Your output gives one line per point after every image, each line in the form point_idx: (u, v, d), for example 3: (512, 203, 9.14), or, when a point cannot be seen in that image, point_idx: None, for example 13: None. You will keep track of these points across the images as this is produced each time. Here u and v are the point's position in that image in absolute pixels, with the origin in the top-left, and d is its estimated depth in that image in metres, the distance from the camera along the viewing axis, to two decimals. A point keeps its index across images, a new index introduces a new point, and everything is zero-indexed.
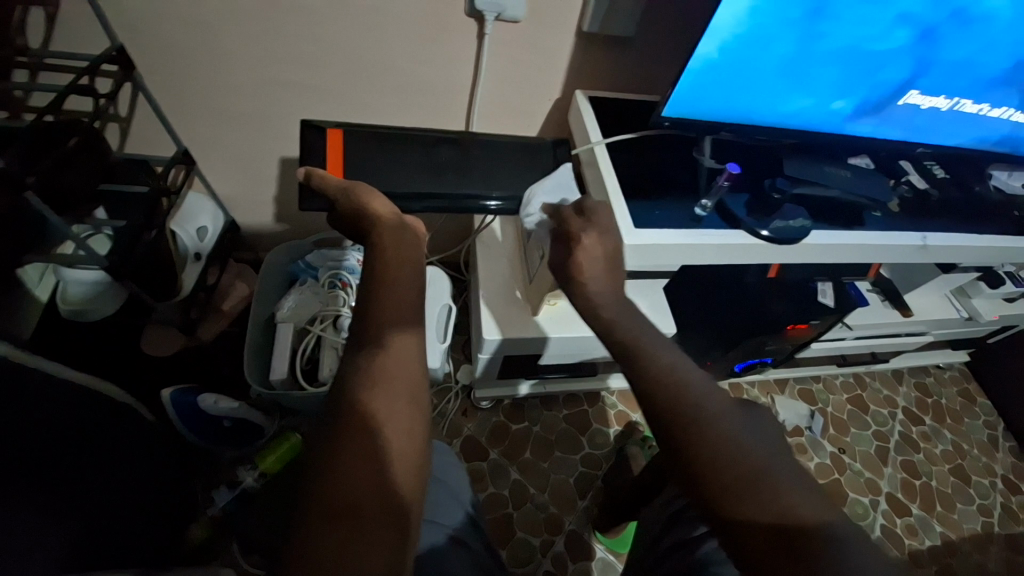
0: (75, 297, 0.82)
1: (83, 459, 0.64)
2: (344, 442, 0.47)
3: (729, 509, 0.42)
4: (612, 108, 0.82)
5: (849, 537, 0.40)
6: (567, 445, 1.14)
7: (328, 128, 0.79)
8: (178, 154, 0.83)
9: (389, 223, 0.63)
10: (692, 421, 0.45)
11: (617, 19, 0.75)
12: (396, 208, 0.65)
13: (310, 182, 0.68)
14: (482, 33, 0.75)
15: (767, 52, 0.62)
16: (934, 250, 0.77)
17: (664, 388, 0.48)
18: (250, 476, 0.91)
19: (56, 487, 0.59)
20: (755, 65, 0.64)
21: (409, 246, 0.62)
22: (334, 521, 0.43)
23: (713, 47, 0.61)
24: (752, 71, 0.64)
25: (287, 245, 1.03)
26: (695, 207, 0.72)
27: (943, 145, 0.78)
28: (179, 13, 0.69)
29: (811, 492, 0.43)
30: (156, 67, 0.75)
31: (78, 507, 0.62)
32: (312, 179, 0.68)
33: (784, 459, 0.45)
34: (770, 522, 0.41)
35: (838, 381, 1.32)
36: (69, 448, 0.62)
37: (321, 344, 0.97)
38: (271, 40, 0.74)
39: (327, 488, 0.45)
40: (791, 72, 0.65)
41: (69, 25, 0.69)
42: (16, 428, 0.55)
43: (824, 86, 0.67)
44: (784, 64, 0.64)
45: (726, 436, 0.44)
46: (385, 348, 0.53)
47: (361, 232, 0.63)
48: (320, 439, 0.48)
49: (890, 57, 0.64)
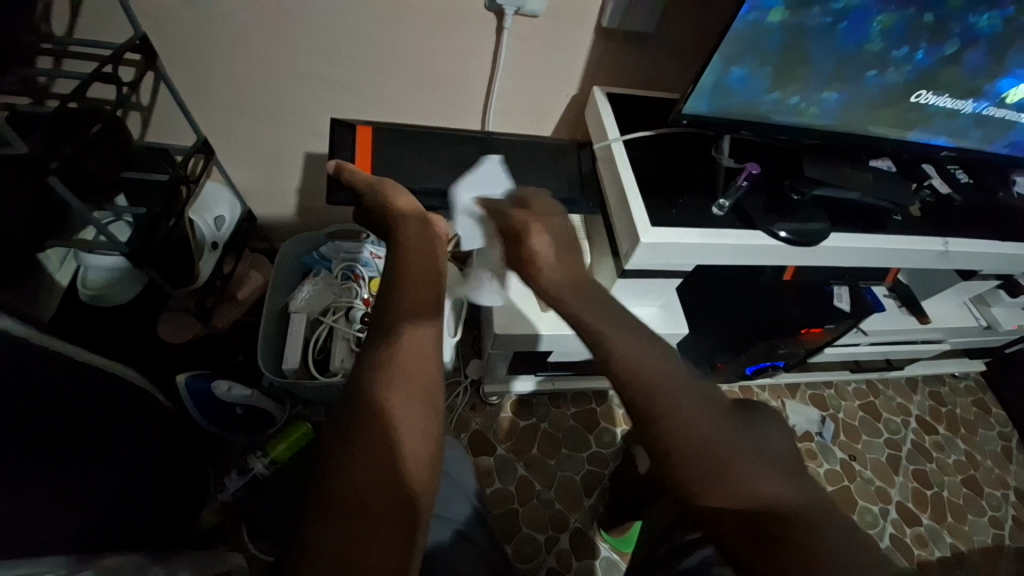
0: (94, 283, 0.83)
1: (99, 439, 0.65)
2: (357, 436, 0.47)
3: (701, 497, 0.41)
4: (630, 106, 0.81)
5: (823, 520, 0.40)
6: (574, 443, 1.14)
7: (359, 125, 0.80)
8: (197, 144, 0.83)
9: (414, 218, 0.63)
10: (661, 408, 0.45)
11: (637, 16, 0.74)
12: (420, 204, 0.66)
13: (339, 175, 0.70)
14: (500, 27, 0.75)
15: (796, 44, 0.61)
16: (955, 256, 0.75)
17: (639, 372, 0.47)
18: (261, 463, 0.91)
19: (73, 465, 0.61)
20: (783, 58, 0.62)
21: (430, 240, 0.62)
22: (352, 516, 0.44)
23: (742, 39, 0.60)
24: (780, 64, 0.63)
25: (302, 236, 1.04)
26: (713, 206, 0.72)
27: (970, 148, 0.76)
28: (201, 4, 0.70)
29: (784, 478, 0.42)
30: (178, 58, 0.76)
31: (92, 488, 0.63)
32: (341, 171, 0.69)
33: (766, 443, 0.44)
34: (738, 513, 0.40)
35: (850, 387, 1.30)
36: (86, 428, 0.63)
37: (333, 335, 0.98)
38: (291, 32, 0.74)
39: (340, 482, 0.45)
40: (820, 67, 0.64)
41: (95, 15, 0.70)
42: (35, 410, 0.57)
43: (853, 83, 0.66)
44: (812, 58, 0.63)
45: (696, 421, 0.44)
46: (400, 342, 0.53)
47: (385, 227, 0.64)
48: (333, 431, 0.48)
49: (920, 54, 0.63)
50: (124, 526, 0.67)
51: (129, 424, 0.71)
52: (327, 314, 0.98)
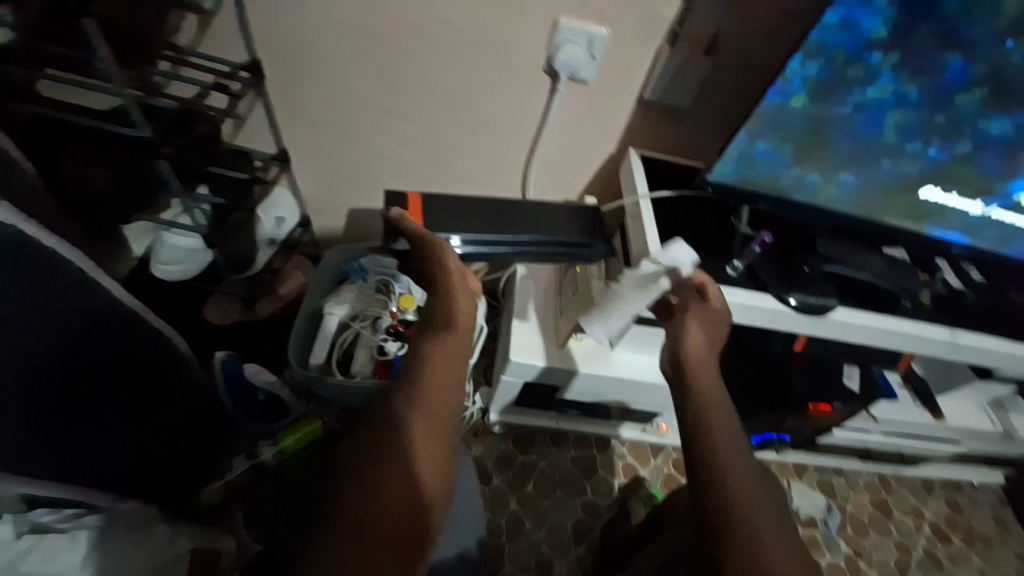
0: (166, 257, 0.94)
1: (133, 388, 0.73)
2: (382, 464, 0.57)
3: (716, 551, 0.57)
4: (661, 169, 0.89)
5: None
6: (570, 487, 1.14)
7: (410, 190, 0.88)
8: (278, 153, 0.94)
9: (453, 278, 0.71)
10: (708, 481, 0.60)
11: (677, 92, 0.83)
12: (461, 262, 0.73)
13: (400, 223, 0.76)
14: (555, 88, 0.85)
15: (817, 128, 0.68)
16: (962, 348, 0.78)
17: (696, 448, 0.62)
18: (268, 451, 0.98)
19: (99, 411, 0.67)
20: (804, 138, 0.69)
21: (467, 299, 0.71)
22: (365, 531, 0.53)
23: (768, 117, 0.67)
24: (801, 144, 0.69)
25: (346, 245, 1.13)
26: (727, 265, 0.77)
27: (984, 249, 0.80)
28: (307, 40, 0.83)
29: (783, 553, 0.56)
30: (276, 79, 0.89)
31: (110, 437, 0.69)
32: (401, 220, 0.75)
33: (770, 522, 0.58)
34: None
35: (861, 479, 1.26)
36: (125, 374, 0.71)
37: (357, 340, 1.05)
38: (374, 70, 0.86)
39: (363, 502, 0.55)
40: (838, 150, 0.70)
41: (217, 35, 0.83)
42: (82, 361, 0.64)
43: (870, 169, 0.71)
44: (832, 142, 0.69)
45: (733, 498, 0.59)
46: (427, 386, 0.63)
47: (429, 278, 0.72)
48: (365, 455, 0.58)
49: (933, 150, 0.69)
50: (133, 471, 0.74)
51: (156, 388, 0.77)
52: (355, 320, 1.05)
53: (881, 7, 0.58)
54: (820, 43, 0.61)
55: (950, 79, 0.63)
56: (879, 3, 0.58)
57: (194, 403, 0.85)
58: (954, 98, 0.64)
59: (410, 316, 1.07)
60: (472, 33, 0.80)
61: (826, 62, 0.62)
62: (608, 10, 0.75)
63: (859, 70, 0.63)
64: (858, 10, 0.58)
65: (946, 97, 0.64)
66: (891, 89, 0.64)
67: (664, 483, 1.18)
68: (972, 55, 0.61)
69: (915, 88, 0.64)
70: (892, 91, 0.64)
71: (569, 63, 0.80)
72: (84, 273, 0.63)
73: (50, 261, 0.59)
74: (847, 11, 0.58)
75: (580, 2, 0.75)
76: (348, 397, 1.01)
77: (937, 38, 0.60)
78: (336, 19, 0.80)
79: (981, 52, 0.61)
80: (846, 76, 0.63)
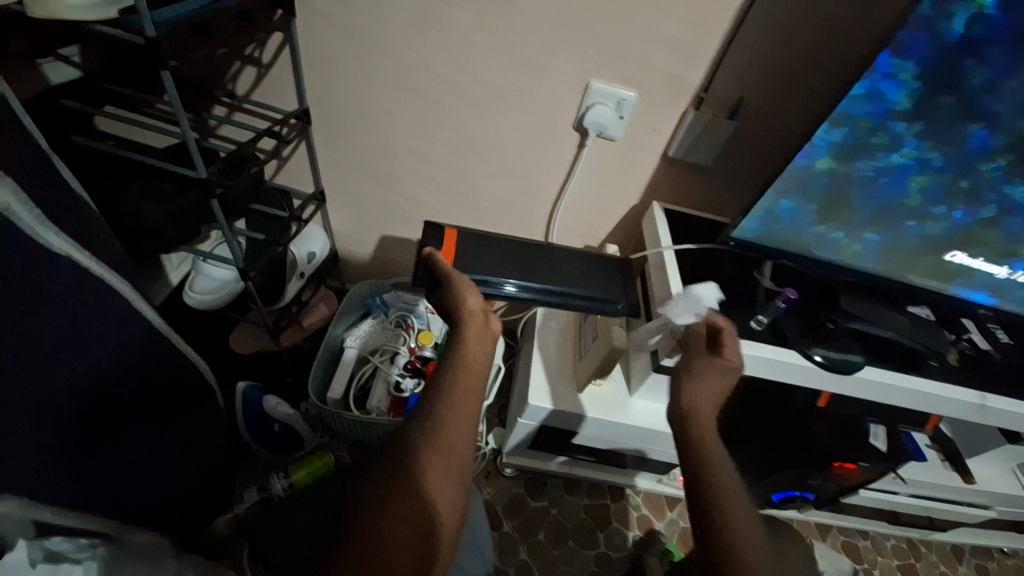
0: (199, 287, 0.97)
1: (161, 421, 0.73)
2: (397, 504, 0.57)
3: None
4: (684, 221, 0.92)
5: None
6: (582, 538, 1.10)
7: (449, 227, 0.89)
8: (316, 193, 1.00)
9: (478, 321, 0.71)
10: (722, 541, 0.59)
11: (700, 150, 0.87)
12: (486, 304, 0.74)
13: (431, 261, 0.78)
14: (583, 143, 0.89)
15: (841, 189, 0.70)
16: (992, 412, 0.77)
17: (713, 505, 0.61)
18: (280, 484, 0.95)
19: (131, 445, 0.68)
20: (828, 198, 0.71)
21: (486, 338, 0.71)
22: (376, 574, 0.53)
23: (792, 178, 0.69)
24: (825, 203, 0.71)
25: (370, 280, 1.16)
26: (751, 319, 0.78)
27: (1009, 310, 0.80)
28: (353, 93, 0.89)
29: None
30: (320, 126, 0.95)
31: (139, 471, 0.70)
32: (433, 259, 0.78)
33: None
34: None
35: (888, 543, 1.20)
36: (154, 406, 0.72)
37: (374, 375, 1.06)
38: (413, 121, 0.92)
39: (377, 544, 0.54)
40: (862, 210, 0.72)
41: (271, 87, 0.90)
42: (123, 393, 0.66)
43: (893, 228, 0.73)
44: (856, 202, 0.71)
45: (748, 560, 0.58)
46: (447, 424, 0.62)
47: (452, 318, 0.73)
48: (380, 493, 0.58)
49: (957, 213, 0.70)
50: (156, 504, 0.74)
51: (182, 419, 0.78)
52: (374, 355, 1.07)
53: (905, 80, 0.59)
54: (844, 113, 0.62)
55: (974, 147, 0.63)
56: (903, 77, 0.59)
57: (214, 434, 0.86)
58: (978, 165, 0.65)
59: (427, 352, 1.08)
60: (507, 91, 0.85)
61: (850, 130, 0.64)
62: (637, 75, 0.80)
63: (883, 137, 0.64)
64: (882, 83, 0.59)
65: (970, 164, 0.65)
66: (915, 155, 0.65)
67: (680, 538, 1.14)
68: (995, 126, 0.61)
69: (938, 155, 0.64)
70: (915, 157, 0.65)
71: (598, 121, 0.85)
72: (122, 298, 0.65)
73: (96, 288, 0.61)
74: (872, 83, 0.60)
75: (610, 68, 0.80)
76: (364, 433, 1.01)
77: (961, 109, 0.60)
78: (382, 75, 0.86)
79: (1006, 123, 0.61)
80: (870, 143, 0.65)
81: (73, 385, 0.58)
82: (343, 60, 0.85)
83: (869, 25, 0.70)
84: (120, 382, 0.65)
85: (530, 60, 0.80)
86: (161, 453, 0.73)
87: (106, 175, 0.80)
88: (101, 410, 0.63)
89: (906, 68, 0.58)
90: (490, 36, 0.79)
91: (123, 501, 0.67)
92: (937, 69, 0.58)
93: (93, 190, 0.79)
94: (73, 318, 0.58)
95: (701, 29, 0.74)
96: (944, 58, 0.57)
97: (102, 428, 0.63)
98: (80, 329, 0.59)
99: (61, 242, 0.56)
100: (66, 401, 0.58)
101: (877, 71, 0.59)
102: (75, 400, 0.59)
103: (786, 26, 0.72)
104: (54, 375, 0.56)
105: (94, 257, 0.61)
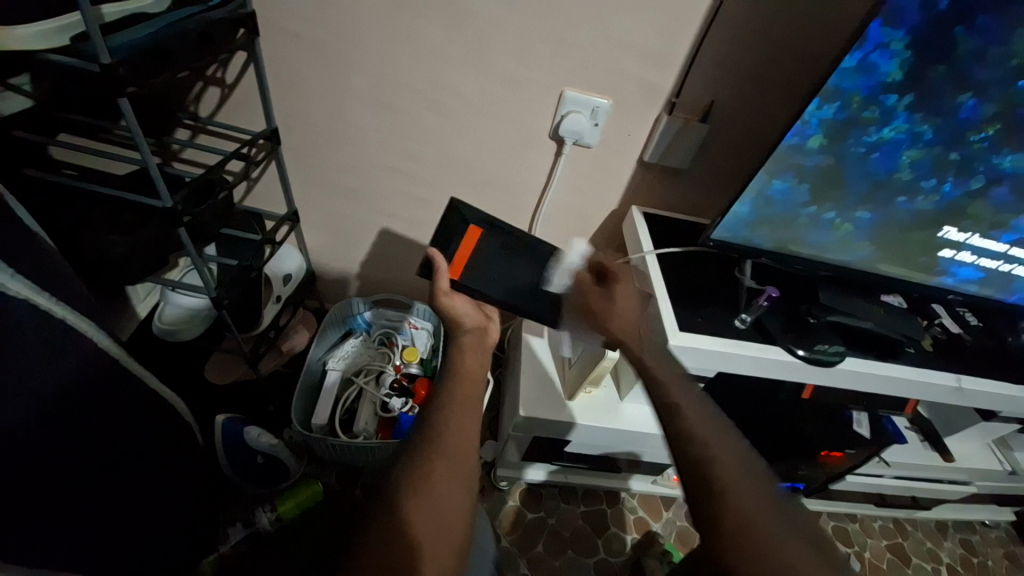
0: (169, 317, 0.94)
1: (128, 461, 0.68)
2: (400, 504, 0.54)
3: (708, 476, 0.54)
4: (663, 225, 0.93)
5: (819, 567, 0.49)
6: (582, 546, 1.09)
7: (471, 224, 0.82)
8: (289, 214, 0.97)
9: (473, 330, 0.76)
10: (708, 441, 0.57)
11: (676, 153, 0.89)
12: (481, 318, 0.78)
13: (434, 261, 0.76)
14: (560, 151, 0.90)
15: (834, 167, 0.70)
16: (969, 394, 0.80)
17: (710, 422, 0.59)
18: (267, 518, 0.92)
19: (98, 491, 0.63)
20: (821, 177, 0.71)
21: (484, 354, 0.75)
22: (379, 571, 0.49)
23: (784, 157, 0.69)
24: (817, 183, 0.72)
25: (350, 299, 1.12)
26: (735, 318, 0.79)
27: (977, 293, 0.84)
28: (325, 111, 0.87)
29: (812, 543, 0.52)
30: (292, 146, 0.92)
31: (109, 517, 0.65)
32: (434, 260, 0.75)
33: None
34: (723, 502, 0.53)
35: (876, 524, 1.23)
36: (120, 447, 0.66)
37: (361, 396, 1.04)
38: (387, 136, 0.90)
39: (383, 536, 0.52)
40: (854, 188, 0.72)
41: (235, 107, 0.87)
42: (89, 436, 0.61)
43: (885, 205, 0.74)
44: (848, 181, 0.71)
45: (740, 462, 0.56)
46: (450, 436, 0.61)
47: (451, 336, 0.75)
48: (378, 502, 0.55)
49: (947, 186, 0.71)
50: (128, 552, 0.68)
51: (155, 458, 0.73)
52: (359, 375, 1.05)
53: (896, 50, 0.59)
54: (836, 87, 0.62)
55: (963, 118, 0.64)
56: (894, 47, 0.59)
57: (189, 470, 0.81)
58: (967, 135, 0.65)
59: (413, 369, 1.07)
60: (482, 103, 0.85)
61: (843, 105, 0.64)
62: (610, 84, 0.81)
63: (875, 110, 0.64)
64: (873, 54, 0.59)
65: (960, 135, 0.66)
66: (906, 128, 0.65)
67: (678, 538, 1.14)
68: (984, 95, 0.62)
69: (929, 128, 0.65)
70: (906, 130, 0.65)
71: (574, 130, 0.85)
72: (93, 342, 0.62)
73: (62, 331, 0.58)
74: (863, 55, 0.59)
75: (582, 78, 0.80)
76: (353, 458, 0.98)
77: (951, 79, 0.61)
78: (354, 91, 0.84)
79: (993, 92, 0.62)
80: (862, 116, 0.65)
81: (36, 440, 0.54)
82: (312, 78, 0.83)
83: (831, 27, 0.73)
84: (79, 426, 0.60)
85: (504, 72, 0.80)
86: (132, 497, 0.68)
87: (64, 207, 0.75)
88: (69, 460, 0.59)
89: (897, 38, 0.58)
90: (462, 49, 0.78)
91: (92, 553, 0.62)
92: (927, 38, 0.58)
93: (53, 225, 0.75)
94: (34, 365, 0.54)
95: (670, 36, 0.75)
96: (934, 25, 0.57)
97: (63, 475, 0.58)
98: (38, 376, 0.55)
99: (20, 286, 0.53)
100: (32, 456, 0.54)
101: (868, 41, 0.58)
102: (44, 452, 0.55)
103: (756, 29, 0.74)
104: (16, 430, 0.52)
105: (50, 295, 0.57)
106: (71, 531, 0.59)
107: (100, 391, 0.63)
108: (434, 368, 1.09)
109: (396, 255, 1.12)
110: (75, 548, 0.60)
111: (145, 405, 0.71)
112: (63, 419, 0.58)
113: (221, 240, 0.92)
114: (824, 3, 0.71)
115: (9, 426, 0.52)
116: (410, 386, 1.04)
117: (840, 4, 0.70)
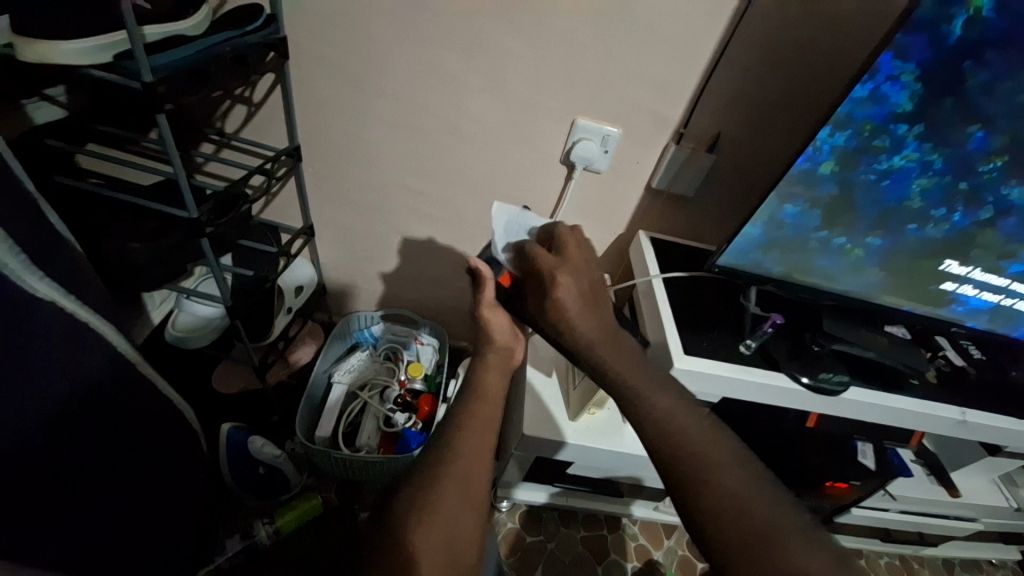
0: (182, 325, 0.96)
1: (134, 466, 0.69)
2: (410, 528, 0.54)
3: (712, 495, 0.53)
4: (669, 251, 0.95)
5: None
6: (581, 572, 1.07)
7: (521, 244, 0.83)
8: (304, 228, 1.00)
9: (498, 347, 0.78)
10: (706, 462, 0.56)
11: (683, 181, 0.91)
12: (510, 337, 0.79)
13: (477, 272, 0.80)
14: (570, 176, 0.92)
15: (845, 192, 0.72)
16: (974, 427, 0.80)
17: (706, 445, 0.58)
18: (265, 531, 0.91)
19: (102, 495, 0.63)
20: (832, 202, 0.73)
21: (505, 375, 0.76)
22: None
23: (796, 182, 0.71)
24: (828, 207, 0.74)
25: (360, 313, 1.14)
26: (740, 344, 0.80)
27: (982, 326, 0.84)
28: (347, 131, 0.91)
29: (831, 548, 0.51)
30: (312, 163, 0.96)
31: (111, 523, 0.65)
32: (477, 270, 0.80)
33: None
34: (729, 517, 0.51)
35: (882, 561, 1.20)
36: (127, 452, 0.67)
37: (365, 410, 1.04)
38: (404, 157, 0.93)
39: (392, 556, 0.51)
40: (865, 214, 0.74)
41: (259, 124, 0.91)
42: (95, 442, 0.62)
43: (895, 232, 0.75)
44: (859, 207, 0.73)
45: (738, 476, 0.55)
46: (459, 455, 0.61)
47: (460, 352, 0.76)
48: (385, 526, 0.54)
49: (957, 215, 0.72)
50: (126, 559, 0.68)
51: (160, 464, 0.74)
52: (365, 389, 1.06)
53: (906, 81, 0.61)
54: (847, 115, 0.64)
55: (973, 149, 0.66)
56: (905, 79, 0.61)
57: (191, 479, 0.81)
58: (976, 165, 0.67)
59: (417, 384, 1.07)
60: (497, 128, 0.88)
61: (854, 132, 0.66)
62: (621, 114, 0.84)
63: (885, 139, 0.66)
64: (884, 85, 0.62)
65: (969, 166, 0.67)
66: (916, 157, 0.67)
67: (680, 567, 1.12)
68: (993, 127, 0.64)
69: (939, 157, 0.67)
70: (917, 159, 0.67)
71: (584, 156, 0.88)
72: (109, 344, 0.64)
73: (80, 333, 0.59)
74: (874, 85, 0.62)
75: (594, 108, 0.84)
76: (353, 473, 0.98)
77: (961, 110, 0.63)
78: (375, 112, 0.88)
79: (1002, 125, 0.64)
80: (872, 144, 0.67)
81: (47, 443, 0.55)
82: (335, 99, 0.87)
83: (836, 66, 0.75)
84: (91, 430, 0.61)
85: (519, 99, 0.84)
86: (135, 503, 0.69)
87: (90, 215, 0.78)
88: (78, 464, 0.59)
89: (907, 70, 0.60)
90: (479, 77, 0.82)
91: (93, 559, 0.62)
92: (937, 71, 0.60)
93: (80, 231, 0.77)
94: (49, 367, 0.55)
95: (679, 70, 0.78)
96: (944, 59, 0.59)
97: (70, 479, 0.58)
98: (51, 379, 0.56)
99: (45, 286, 0.55)
100: (41, 458, 0.55)
101: (879, 72, 0.61)
102: (53, 455, 0.56)
103: (764, 67, 0.77)
104: (29, 431, 0.53)
105: (76, 299, 0.60)
106: (73, 535, 0.59)
107: (113, 397, 0.65)
108: (438, 384, 1.10)
109: (406, 271, 1.14)
110: (75, 553, 0.60)
111: (153, 411, 0.72)
112: (74, 424, 0.59)
113: (239, 252, 0.95)
114: (829, 44, 0.74)
115: (25, 428, 0.53)
116: (414, 402, 1.05)
117: (843, 46, 0.74)
